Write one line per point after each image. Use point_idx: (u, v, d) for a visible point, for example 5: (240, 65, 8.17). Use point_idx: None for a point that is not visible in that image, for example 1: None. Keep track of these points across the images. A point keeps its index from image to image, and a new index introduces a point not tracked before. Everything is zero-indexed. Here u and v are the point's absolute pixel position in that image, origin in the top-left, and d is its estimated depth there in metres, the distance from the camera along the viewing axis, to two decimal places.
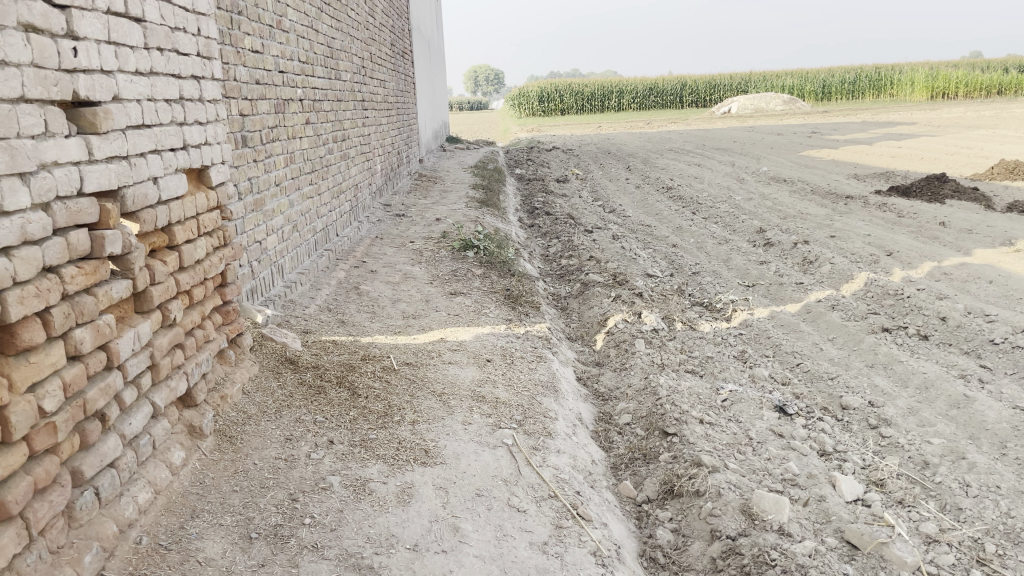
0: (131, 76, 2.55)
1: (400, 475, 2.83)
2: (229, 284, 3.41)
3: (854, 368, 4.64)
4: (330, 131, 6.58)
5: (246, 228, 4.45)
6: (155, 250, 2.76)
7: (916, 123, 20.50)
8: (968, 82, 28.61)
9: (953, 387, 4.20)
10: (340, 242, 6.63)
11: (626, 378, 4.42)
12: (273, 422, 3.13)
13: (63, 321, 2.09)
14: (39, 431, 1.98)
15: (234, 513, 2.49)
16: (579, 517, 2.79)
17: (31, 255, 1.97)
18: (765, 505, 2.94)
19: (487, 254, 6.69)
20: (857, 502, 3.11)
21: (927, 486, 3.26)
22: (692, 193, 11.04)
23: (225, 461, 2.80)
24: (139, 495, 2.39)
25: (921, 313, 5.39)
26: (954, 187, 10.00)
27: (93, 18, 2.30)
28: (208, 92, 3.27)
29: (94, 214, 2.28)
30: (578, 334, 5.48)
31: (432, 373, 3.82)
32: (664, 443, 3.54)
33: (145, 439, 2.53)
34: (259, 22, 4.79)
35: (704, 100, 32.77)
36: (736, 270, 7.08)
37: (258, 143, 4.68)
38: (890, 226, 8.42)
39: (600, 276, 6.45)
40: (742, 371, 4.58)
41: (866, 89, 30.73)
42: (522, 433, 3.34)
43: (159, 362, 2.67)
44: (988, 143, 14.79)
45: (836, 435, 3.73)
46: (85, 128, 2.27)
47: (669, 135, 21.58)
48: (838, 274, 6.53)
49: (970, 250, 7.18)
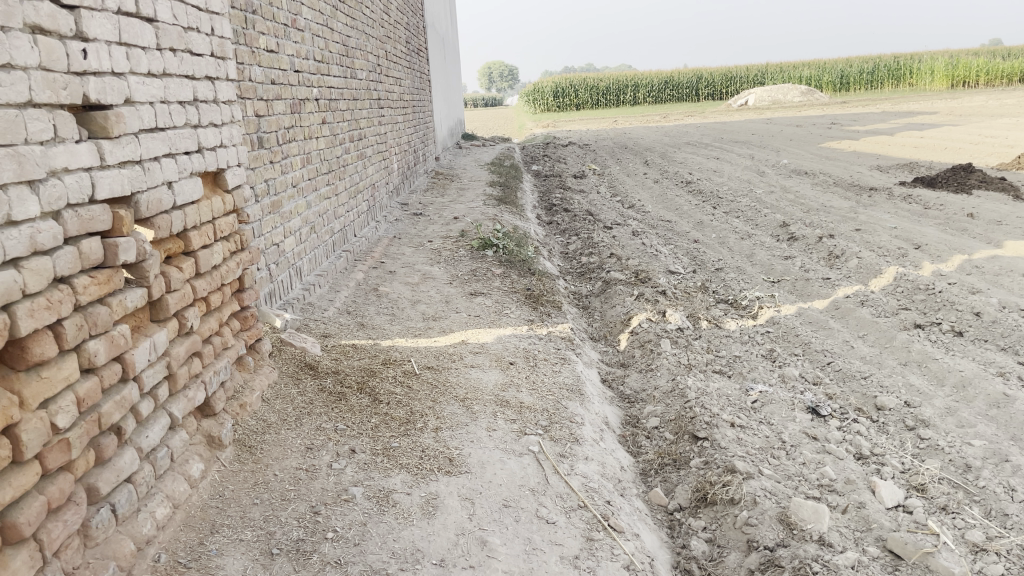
0: (144, 78, 2.47)
1: (424, 485, 2.75)
2: (247, 289, 3.34)
3: (887, 367, 4.51)
4: (346, 130, 6.50)
5: (264, 231, 4.39)
6: (172, 257, 2.69)
7: (938, 112, 20.23)
8: (989, 70, 28.16)
9: (992, 386, 4.05)
10: (357, 242, 6.55)
11: (652, 380, 4.31)
12: (294, 430, 3.05)
13: (76, 334, 2.02)
14: (52, 449, 1.90)
15: (255, 528, 2.41)
16: (611, 529, 2.69)
17: (41, 265, 1.89)
18: (804, 514, 2.82)
19: (507, 253, 6.60)
20: (898, 509, 3.01)
21: (971, 491, 3.14)
22: (711, 187, 10.91)
23: (245, 472, 2.73)
24: (158, 511, 2.32)
25: (954, 308, 5.24)
26: (981, 177, 9.79)
27: (103, 19, 2.23)
28: (223, 93, 3.18)
29: (106, 221, 2.21)
30: (602, 334, 5.38)
31: (454, 378, 3.74)
32: (695, 448, 3.43)
33: (162, 451, 2.46)
34: (274, 22, 4.72)
35: (720, 92, 32.55)
36: (760, 265, 6.94)
37: (274, 144, 4.61)
38: (917, 218, 8.26)
39: (622, 274, 6.33)
40: (771, 371, 4.46)
41: (885, 78, 30.32)
42: (548, 439, 3.24)
43: (177, 371, 2.60)
44: (1013, 132, 14.55)
45: (872, 437, 3.61)
46: (97, 132, 2.20)
47: (688, 128, 21.38)
48: (865, 268, 6.39)
49: (1001, 242, 7.01)
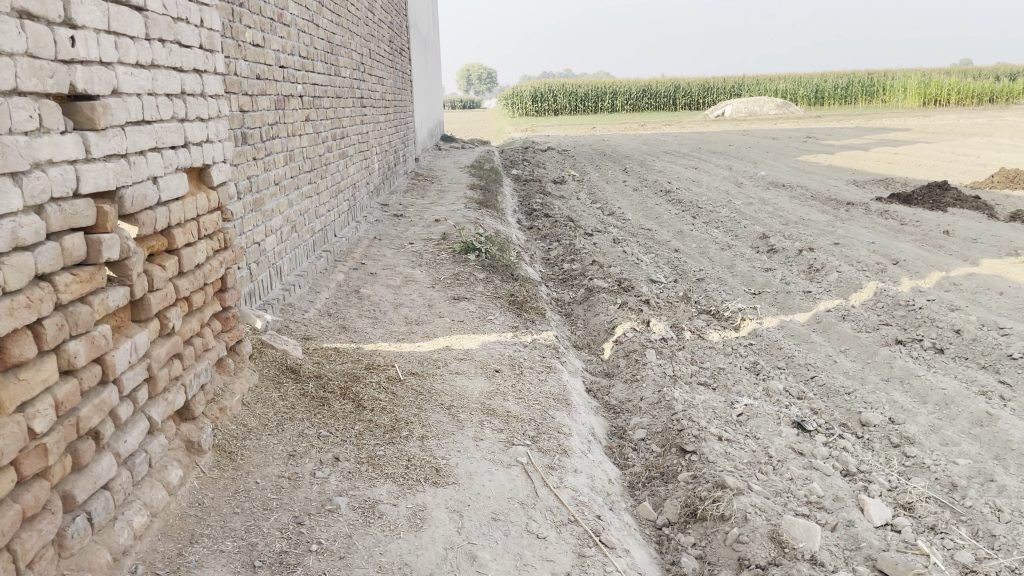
0: (132, 68, 2.38)
1: (411, 496, 2.68)
2: (229, 289, 3.24)
3: (870, 382, 4.51)
4: (329, 128, 6.40)
5: (245, 228, 4.28)
6: (154, 254, 2.59)
7: (910, 130, 20.51)
8: (961, 89, 28.63)
9: (976, 404, 4.07)
10: (338, 243, 6.45)
11: (637, 391, 4.27)
12: (276, 436, 2.96)
13: (56, 334, 1.93)
14: (28, 455, 1.81)
15: (236, 538, 2.32)
16: (603, 544, 2.64)
17: (23, 262, 1.80)
18: (796, 532, 2.81)
19: (489, 257, 6.54)
20: (887, 527, 3.00)
21: (957, 510, 3.14)
22: (691, 197, 10.93)
23: (225, 479, 2.64)
24: (135, 519, 2.23)
25: (934, 325, 5.27)
26: (956, 195, 9.90)
27: (93, 6, 2.14)
28: (210, 86, 3.09)
29: (90, 216, 2.11)
30: (585, 342, 5.34)
31: (439, 384, 3.67)
32: (682, 461, 3.39)
33: (141, 457, 2.36)
34: (261, 15, 4.62)
35: (698, 103, 32.79)
36: (741, 276, 6.95)
37: (257, 140, 4.51)
38: (894, 233, 8.33)
39: (605, 282, 6.29)
40: (756, 384, 4.44)
41: (859, 94, 30.75)
42: (537, 450, 3.19)
43: (157, 374, 2.51)
44: (984, 151, 14.80)
45: (858, 453, 3.60)
46: (82, 123, 2.11)
47: (666, 137, 21.47)
48: (846, 283, 6.41)
49: (977, 260, 7.09)
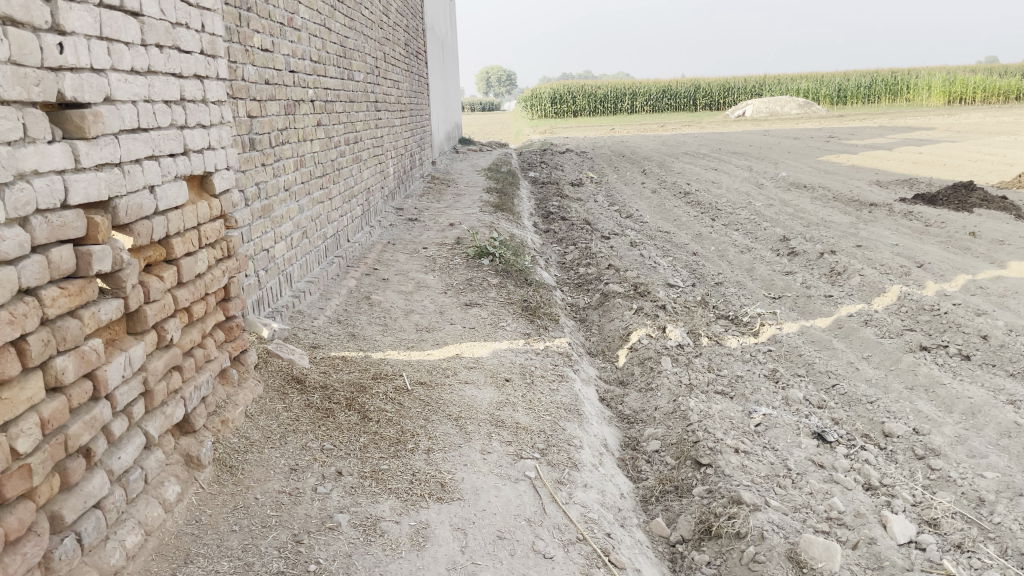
0: (126, 75, 2.32)
1: (414, 513, 2.59)
2: (232, 299, 3.18)
3: (894, 391, 4.37)
4: (342, 133, 6.36)
5: (252, 235, 4.23)
6: (151, 265, 2.53)
7: (935, 128, 20.13)
8: (986, 87, 28.13)
9: (1003, 414, 3.93)
10: (350, 248, 6.40)
11: (652, 400, 4.17)
12: (278, 449, 2.90)
13: (42, 350, 1.87)
14: (11, 476, 1.74)
15: (232, 558, 2.25)
16: (612, 565, 2.56)
17: (5, 276, 1.74)
18: (815, 551, 2.70)
19: (503, 262, 6.45)
20: (911, 545, 2.88)
21: (985, 527, 3.01)
22: (711, 198, 10.78)
23: (224, 495, 2.57)
24: (128, 539, 2.17)
25: (960, 330, 5.11)
26: (983, 195, 9.68)
27: (83, 12, 2.08)
28: (212, 92, 3.02)
29: (80, 227, 2.05)
30: (600, 349, 5.23)
31: (447, 395, 3.59)
32: (697, 474, 3.29)
33: (135, 474, 2.30)
34: (269, 20, 4.57)
35: (718, 103, 32.54)
36: (760, 280, 6.82)
37: (266, 146, 4.46)
38: (918, 235, 8.14)
39: (621, 286, 6.19)
40: (775, 393, 4.32)
41: (882, 93, 30.34)
42: (545, 464, 3.10)
43: (154, 388, 2.44)
44: (1012, 150, 14.52)
45: (881, 466, 3.48)
46: (72, 132, 2.05)
47: (686, 138, 21.24)
48: (868, 286, 6.26)
49: (1005, 262, 6.90)
